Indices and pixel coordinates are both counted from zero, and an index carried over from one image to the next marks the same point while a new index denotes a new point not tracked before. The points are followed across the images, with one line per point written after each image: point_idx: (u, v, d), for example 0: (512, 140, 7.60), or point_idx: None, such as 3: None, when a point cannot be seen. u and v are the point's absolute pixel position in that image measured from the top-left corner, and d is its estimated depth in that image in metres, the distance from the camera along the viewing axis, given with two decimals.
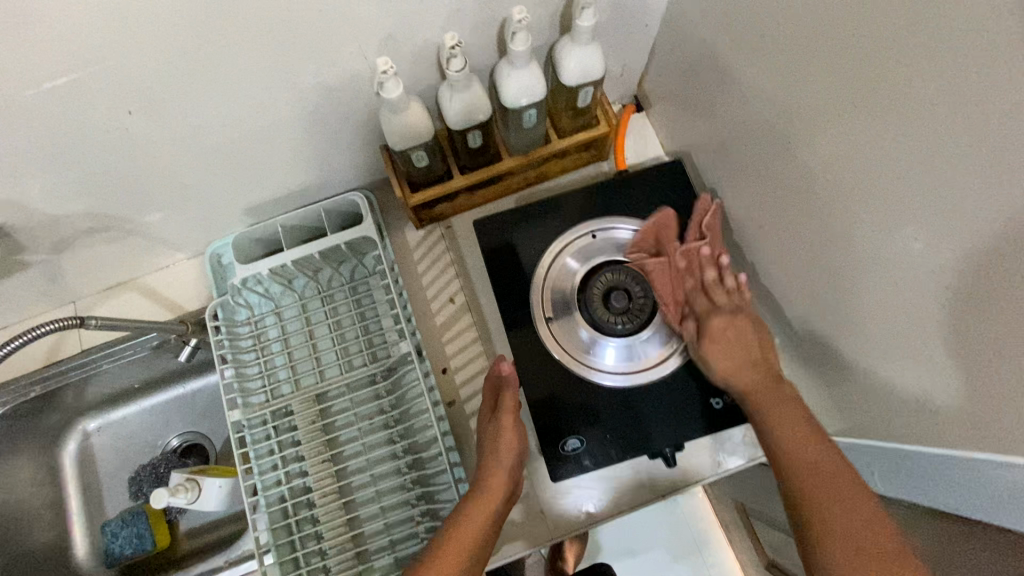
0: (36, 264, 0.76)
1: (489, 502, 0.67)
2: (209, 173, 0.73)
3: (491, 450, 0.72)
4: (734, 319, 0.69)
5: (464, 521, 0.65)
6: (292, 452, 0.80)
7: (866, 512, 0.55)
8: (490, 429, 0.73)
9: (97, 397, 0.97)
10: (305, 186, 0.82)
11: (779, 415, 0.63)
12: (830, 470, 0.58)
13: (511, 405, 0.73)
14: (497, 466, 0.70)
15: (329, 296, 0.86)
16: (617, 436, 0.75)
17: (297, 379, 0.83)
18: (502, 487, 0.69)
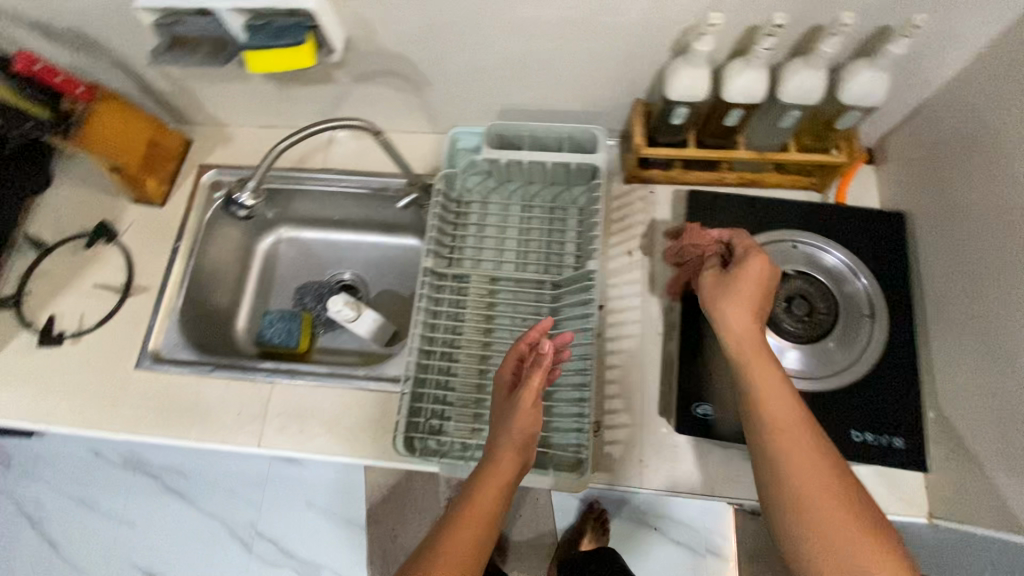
0: (336, 84, 0.92)
1: (501, 478, 0.66)
2: (497, 64, 0.85)
3: (502, 427, 0.70)
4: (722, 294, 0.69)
5: (480, 493, 0.64)
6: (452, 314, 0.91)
7: (865, 523, 0.54)
8: (507, 408, 0.71)
9: (304, 212, 1.15)
10: (554, 108, 0.93)
11: (784, 429, 0.60)
12: (786, 424, 0.60)
13: (533, 389, 0.70)
14: (510, 443, 0.68)
15: (529, 206, 0.97)
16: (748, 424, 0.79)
17: (478, 260, 0.94)
18: (512, 467, 0.67)
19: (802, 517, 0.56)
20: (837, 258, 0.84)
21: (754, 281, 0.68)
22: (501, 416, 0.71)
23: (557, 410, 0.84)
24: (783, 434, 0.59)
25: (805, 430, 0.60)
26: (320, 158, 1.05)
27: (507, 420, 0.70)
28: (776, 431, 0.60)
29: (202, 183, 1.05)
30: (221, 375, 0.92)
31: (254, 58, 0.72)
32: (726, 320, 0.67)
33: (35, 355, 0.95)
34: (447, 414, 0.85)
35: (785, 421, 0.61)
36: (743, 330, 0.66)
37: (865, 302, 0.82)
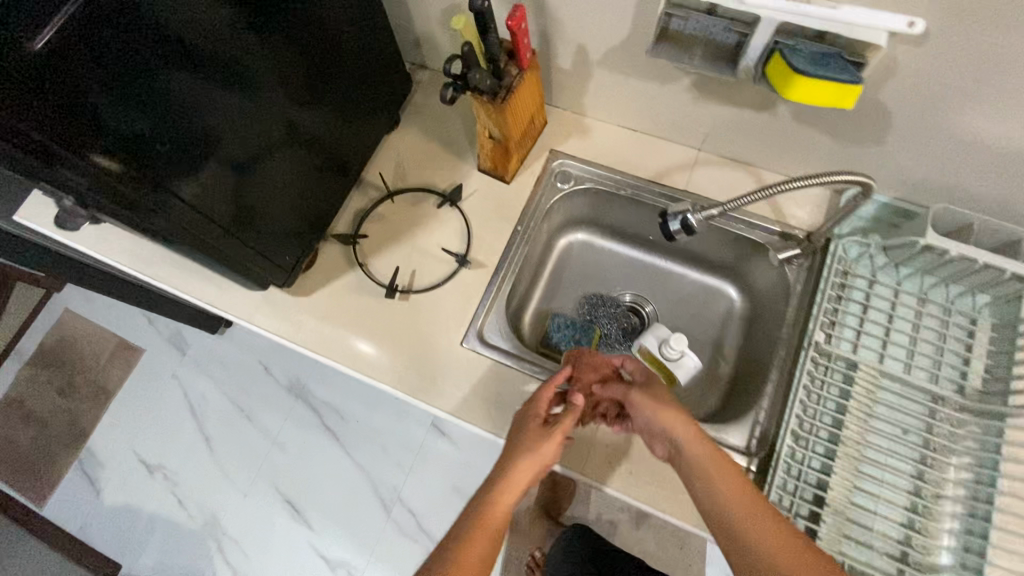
0: (766, 113, 0.83)
1: (522, 477, 0.71)
2: (989, 151, 0.73)
3: (527, 450, 0.72)
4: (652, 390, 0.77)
5: (507, 487, 0.71)
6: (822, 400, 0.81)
7: (803, 545, 0.60)
8: (528, 433, 0.75)
9: (619, 224, 1.09)
10: (1005, 207, 0.80)
11: (718, 473, 0.66)
12: (750, 505, 0.63)
13: (545, 419, 0.76)
14: (540, 452, 0.72)
15: (923, 300, 0.84)
16: None
17: (858, 346, 0.83)
18: (534, 465, 0.72)
19: (746, 545, 0.61)
20: None
21: (673, 411, 0.73)
22: (521, 427, 0.76)
23: (942, 551, 0.73)
24: (734, 521, 0.63)
25: (716, 475, 0.66)
26: (680, 176, 0.97)
27: (649, 412, 0.74)
28: (693, 460, 0.69)
29: (550, 169, 0.99)
30: (546, 380, 0.87)
31: (793, 82, 0.62)
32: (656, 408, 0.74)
33: (364, 298, 0.93)
34: (812, 515, 0.76)
35: (730, 494, 0.65)
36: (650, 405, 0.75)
37: None
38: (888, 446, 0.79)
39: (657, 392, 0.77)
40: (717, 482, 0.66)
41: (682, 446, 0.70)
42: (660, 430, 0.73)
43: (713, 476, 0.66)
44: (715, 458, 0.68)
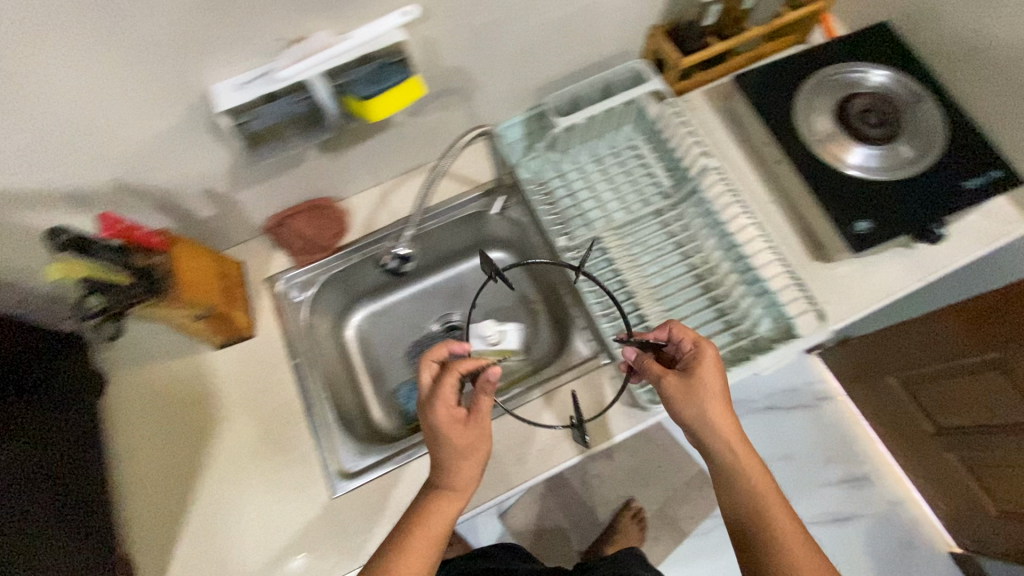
0: (389, 128, 0.91)
1: (430, 532, 0.70)
2: (538, 44, 0.90)
3: (448, 466, 0.73)
4: (472, 444, 0.73)
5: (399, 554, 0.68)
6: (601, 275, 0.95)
7: (802, 540, 0.66)
8: (438, 444, 0.73)
9: (376, 281, 1.10)
10: (585, 66, 1.00)
11: (753, 465, 0.71)
12: (764, 488, 0.70)
13: (449, 413, 0.72)
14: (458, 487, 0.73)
15: (601, 160, 1.03)
16: (906, 220, 0.86)
17: (590, 223, 0.98)
18: (445, 517, 0.71)
19: (775, 543, 0.67)
20: (882, 74, 0.95)
21: (460, 447, 0.72)
22: (434, 436, 0.73)
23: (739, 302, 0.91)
24: (765, 495, 0.69)
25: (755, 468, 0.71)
26: (384, 213, 1.02)
27: (700, 419, 0.73)
28: (749, 467, 0.71)
29: (280, 295, 0.97)
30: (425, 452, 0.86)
31: (370, 107, 0.72)
32: (701, 405, 0.72)
33: (219, 549, 0.82)
34: None
35: (758, 480, 0.71)
36: (718, 394, 0.72)
37: (909, 94, 0.94)
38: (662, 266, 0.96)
39: (482, 413, 0.73)
40: (756, 489, 0.70)
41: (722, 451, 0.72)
42: (707, 431, 0.73)
43: (749, 480, 0.70)
44: (749, 459, 0.72)
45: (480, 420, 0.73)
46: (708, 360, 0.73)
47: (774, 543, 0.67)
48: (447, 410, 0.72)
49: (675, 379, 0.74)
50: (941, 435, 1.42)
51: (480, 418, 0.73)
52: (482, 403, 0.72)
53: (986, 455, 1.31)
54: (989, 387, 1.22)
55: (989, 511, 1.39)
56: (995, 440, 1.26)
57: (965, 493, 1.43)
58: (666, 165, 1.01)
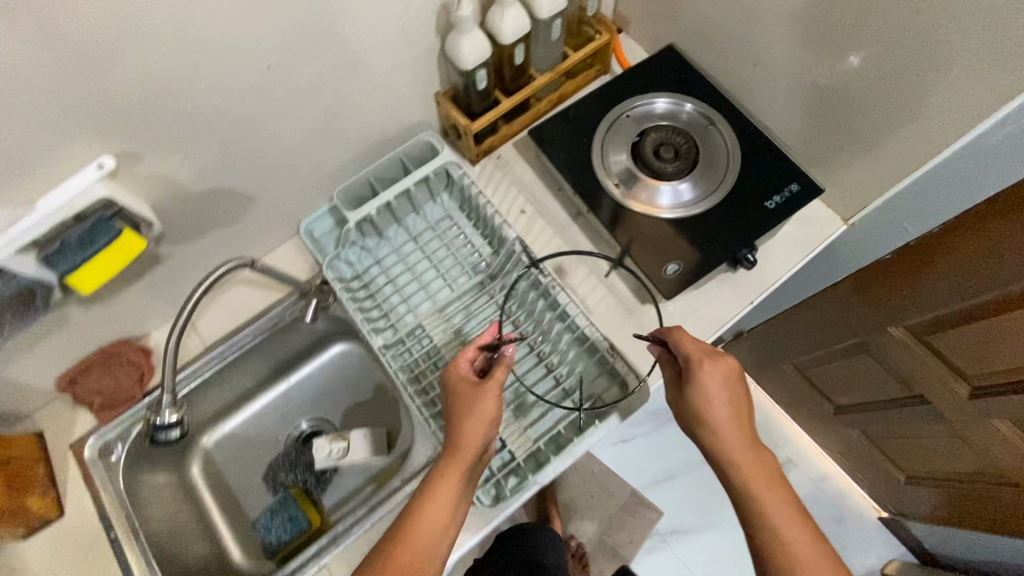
0: (164, 260, 0.83)
1: (445, 486, 0.68)
2: (307, 140, 0.84)
3: (466, 421, 0.72)
4: (474, 403, 0.73)
5: (430, 500, 0.68)
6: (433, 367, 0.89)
7: (798, 531, 0.68)
8: (463, 397, 0.74)
9: (213, 407, 1.02)
10: (378, 146, 0.95)
11: (753, 456, 0.73)
12: (769, 478, 0.72)
13: (464, 373, 0.77)
14: (462, 444, 0.71)
15: (418, 236, 0.97)
16: (714, 251, 0.85)
17: (414, 307, 0.92)
18: (457, 466, 0.70)
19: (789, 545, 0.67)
20: (669, 101, 0.94)
21: (480, 407, 0.73)
22: (447, 395, 0.76)
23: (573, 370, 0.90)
24: (764, 486, 0.71)
25: (768, 491, 0.70)
26: (195, 341, 0.94)
27: (731, 389, 0.75)
28: (740, 474, 0.72)
29: (90, 459, 0.88)
30: None
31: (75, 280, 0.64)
32: (711, 419, 0.75)
33: None
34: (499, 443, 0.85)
35: (761, 469, 0.72)
36: (722, 408, 0.75)
37: (701, 118, 0.92)
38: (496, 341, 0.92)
39: (492, 391, 0.74)
40: (769, 483, 0.71)
41: (717, 454, 0.74)
42: (711, 401, 0.75)
43: (762, 472, 0.72)
44: (749, 440, 0.74)
45: (499, 382, 0.75)
46: (725, 367, 0.76)
47: (776, 535, 0.68)
48: (459, 382, 0.75)
49: (679, 392, 0.79)
50: (838, 413, 1.44)
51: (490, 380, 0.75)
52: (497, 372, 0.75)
53: (879, 427, 1.32)
54: (862, 367, 1.23)
55: (898, 477, 1.41)
56: (881, 414, 1.28)
57: (875, 463, 1.45)
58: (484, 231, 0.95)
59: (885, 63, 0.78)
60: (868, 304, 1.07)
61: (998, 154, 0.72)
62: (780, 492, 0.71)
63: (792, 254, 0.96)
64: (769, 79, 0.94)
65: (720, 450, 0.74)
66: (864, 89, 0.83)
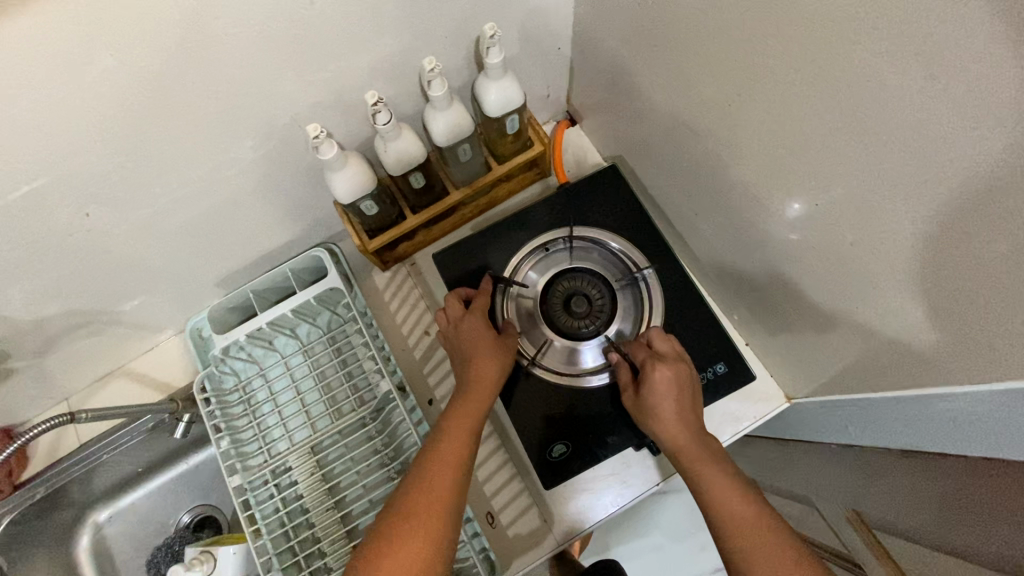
0: (24, 369, 0.79)
1: (461, 433, 0.63)
2: (172, 257, 0.76)
3: (479, 362, 0.69)
4: (495, 349, 0.71)
5: (446, 437, 0.62)
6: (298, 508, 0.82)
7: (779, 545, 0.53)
8: (478, 342, 0.71)
9: (103, 487, 0.99)
10: (271, 249, 0.86)
11: (701, 466, 0.61)
12: (731, 496, 0.58)
13: (480, 326, 0.72)
14: (481, 384, 0.68)
15: (309, 349, 0.89)
16: (611, 434, 0.75)
17: (292, 434, 0.86)
18: (475, 407, 0.66)
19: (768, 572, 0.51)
20: (592, 240, 0.81)
21: (494, 351, 0.71)
22: (464, 335, 0.72)
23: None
24: (722, 502, 0.58)
25: (705, 467, 0.60)
26: (71, 434, 0.91)
27: (672, 390, 0.66)
28: (684, 460, 0.62)
29: None
30: None
31: None
32: (657, 413, 0.66)
33: None
34: None
35: (718, 487, 0.59)
36: (669, 409, 0.65)
37: (629, 262, 0.80)
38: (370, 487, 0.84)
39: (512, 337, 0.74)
40: (718, 498, 0.58)
41: (670, 444, 0.64)
42: (658, 411, 0.65)
43: (719, 497, 0.58)
44: (701, 449, 0.62)
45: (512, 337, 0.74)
46: (675, 369, 0.67)
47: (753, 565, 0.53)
48: (484, 323, 0.73)
49: (631, 395, 0.69)
50: None
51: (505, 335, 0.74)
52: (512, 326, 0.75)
53: None
54: None
55: None
56: None
57: None
58: (372, 360, 0.86)
59: (809, 269, 0.63)
60: (814, 475, 0.94)
61: (934, 422, 0.56)
62: (721, 465, 0.61)
63: (717, 427, 0.83)
64: (710, 231, 0.78)
65: (665, 438, 0.65)
66: (801, 289, 0.66)
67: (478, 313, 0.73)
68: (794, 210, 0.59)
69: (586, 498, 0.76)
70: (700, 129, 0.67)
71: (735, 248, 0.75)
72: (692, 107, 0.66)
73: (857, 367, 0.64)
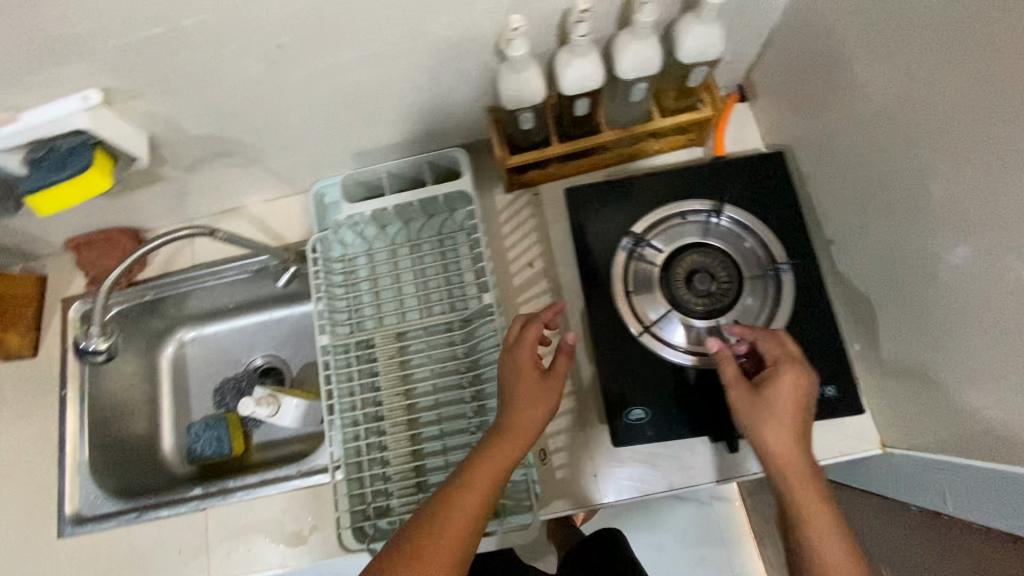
0: (171, 180, 0.84)
1: (480, 488, 0.60)
2: (329, 114, 0.78)
3: (511, 407, 0.66)
4: (538, 391, 0.67)
5: (464, 490, 0.60)
6: (369, 384, 0.86)
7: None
8: (515, 374, 0.68)
9: (197, 310, 1.08)
10: (412, 137, 0.87)
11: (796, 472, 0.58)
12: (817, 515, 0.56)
13: (523, 362, 0.69)
14: (519, 434, 0.65)
15: (417, 245, 0.92)
16: (694, 421, 0.72)
17: (380, 317, 0.89)
18: (503, 463, 0.63)
19: None
20: (735, 224, 0.76)
21: (533, 390, 0.67)
22: (506, 372, 0.69)
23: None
24: (811, 520, 0.56)
25: (803, 479, 0.58)
26: (187, 253, 0.97)
27: (795, 397, 0.61)
28: (782, 467, 0.59)
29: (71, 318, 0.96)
30: (150, 518, 0.86)
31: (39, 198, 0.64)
32: (776, 414, 0.60)
33: None
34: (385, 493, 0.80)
35: (808, 500, 0.57)
36: (789, 408, 0.60)
37: (766, 257, 0.75)
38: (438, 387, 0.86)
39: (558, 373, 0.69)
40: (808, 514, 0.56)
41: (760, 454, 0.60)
42: (776, 414, 0.60)
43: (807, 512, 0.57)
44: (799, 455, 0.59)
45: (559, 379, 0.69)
46: (800, 373, 0.62)
47: None
48: (528, 355, 0.69)
49: (744, 390, 0.63)
50: None
51: (552, 373, 0.69)
52: (563, 359, 0.70)
53: None
54: None
55: None
56: None
57: None
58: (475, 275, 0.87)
59: (968, 323, 0.57)
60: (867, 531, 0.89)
61: None
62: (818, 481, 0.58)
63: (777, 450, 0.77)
64: (864, 242, 0.71)
65: (768, 438, 0.60)
66: (950, 335, 0.60)
67: (523, 345, 0.70)
68: (977, 250, 0.53)
69: (612, 470, 0.74)
70: (904, 137, 0.61)
71: (885, 275, 0.69)
72: (911, 108, 0.60)
73: (975, 439, 0.59)
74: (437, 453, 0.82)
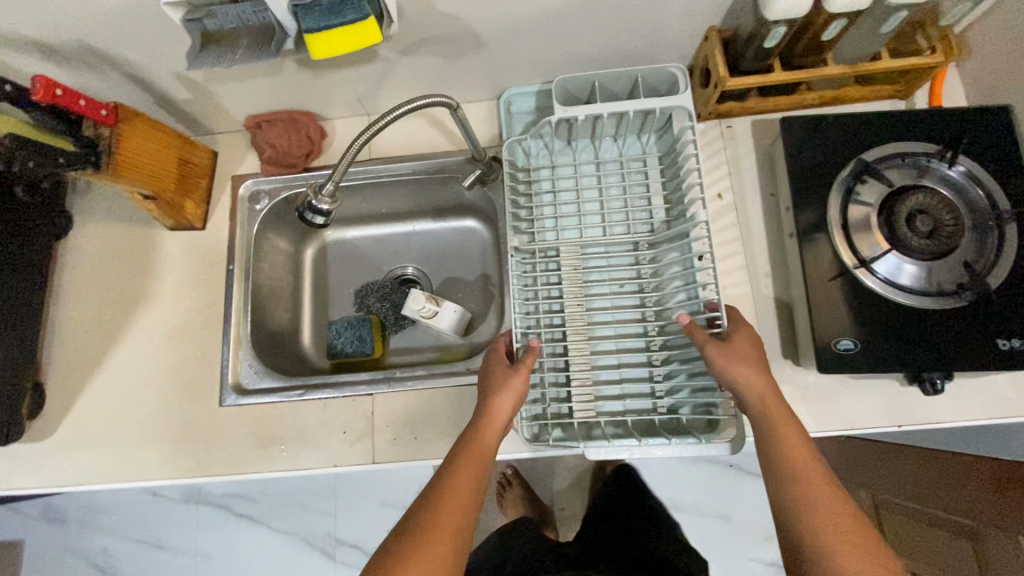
0: (379, 62, 0.83)
1: (470, 472, 0.65)
2: (559, 11, 0.77)
3: (493, 395, 0.71)
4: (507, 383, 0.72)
5: (458, 468, 0.65)
6: (547, 291, 0.85)
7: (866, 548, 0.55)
8: (502, 371, 0.74)
9: (347, 211, 1.08)
10: (619, 52, 0.86)
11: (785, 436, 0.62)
12: (824, 496, 0.59)
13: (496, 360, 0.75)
14: (491, 420, 0.70)
15: (600, 164, 0.91)
16: (904, 356, 0.72)
17: (560, 230, 0.88)
18: (479, 460, 0.66)
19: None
20: (963, 171, 0.76)
21: (510, 390, 0.72)
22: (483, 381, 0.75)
23: (676, 372, 0.80)
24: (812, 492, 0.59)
25: (790, 452, 0.61)
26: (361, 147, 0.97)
27: (736, 371, 0.66)
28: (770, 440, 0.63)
29: (240, 196, 0.96)
30: (314, 397, 0.86)
31: (310, 42, 0.64)
32: (734, 375, 0.66)
33: (119, 415, 0.88)
34: (560, 398, 0.81)
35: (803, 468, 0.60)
36: (747, 375, 0.66)
37: (992, 207, 0.74)
38: (614, 304, 0.85)
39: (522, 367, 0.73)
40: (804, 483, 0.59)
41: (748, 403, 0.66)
42: (744, 385, 0.66)
43: (800, 480, 0.60)
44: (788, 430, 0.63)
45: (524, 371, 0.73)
46: (749, 341, 0.69)
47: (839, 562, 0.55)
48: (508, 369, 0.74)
49: (711, 349, 0.68)
50: None
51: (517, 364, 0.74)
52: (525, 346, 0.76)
53: None
54: (961, 554, 1.05)
55: None
56: None
57: None
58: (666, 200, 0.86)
59: None
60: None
61: None
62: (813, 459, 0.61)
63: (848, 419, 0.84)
64: None
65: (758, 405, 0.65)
66: None
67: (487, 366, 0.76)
68: None
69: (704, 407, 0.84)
70: None
71: None
72: None
73: None
74: (614, 366, 0.82)
